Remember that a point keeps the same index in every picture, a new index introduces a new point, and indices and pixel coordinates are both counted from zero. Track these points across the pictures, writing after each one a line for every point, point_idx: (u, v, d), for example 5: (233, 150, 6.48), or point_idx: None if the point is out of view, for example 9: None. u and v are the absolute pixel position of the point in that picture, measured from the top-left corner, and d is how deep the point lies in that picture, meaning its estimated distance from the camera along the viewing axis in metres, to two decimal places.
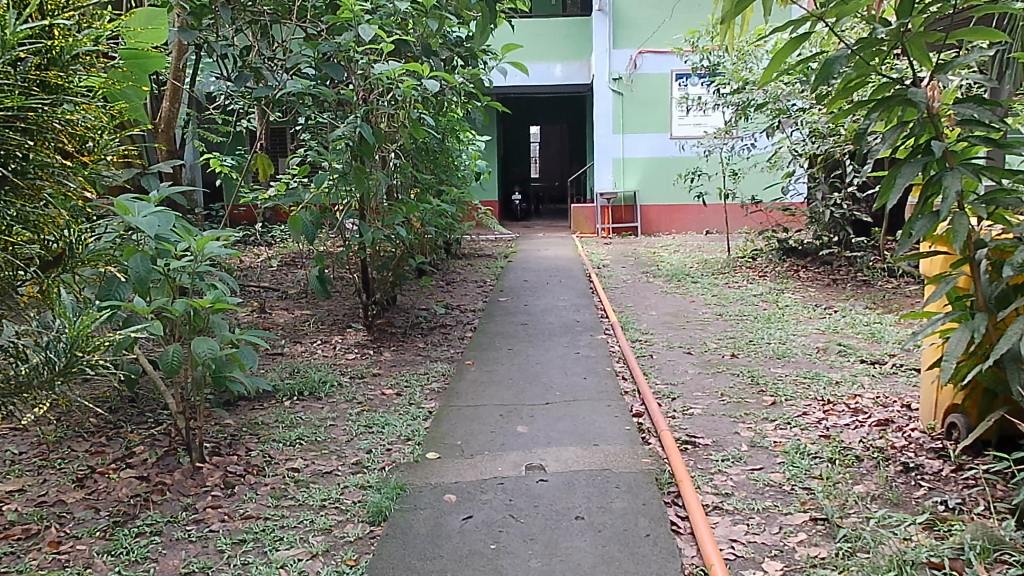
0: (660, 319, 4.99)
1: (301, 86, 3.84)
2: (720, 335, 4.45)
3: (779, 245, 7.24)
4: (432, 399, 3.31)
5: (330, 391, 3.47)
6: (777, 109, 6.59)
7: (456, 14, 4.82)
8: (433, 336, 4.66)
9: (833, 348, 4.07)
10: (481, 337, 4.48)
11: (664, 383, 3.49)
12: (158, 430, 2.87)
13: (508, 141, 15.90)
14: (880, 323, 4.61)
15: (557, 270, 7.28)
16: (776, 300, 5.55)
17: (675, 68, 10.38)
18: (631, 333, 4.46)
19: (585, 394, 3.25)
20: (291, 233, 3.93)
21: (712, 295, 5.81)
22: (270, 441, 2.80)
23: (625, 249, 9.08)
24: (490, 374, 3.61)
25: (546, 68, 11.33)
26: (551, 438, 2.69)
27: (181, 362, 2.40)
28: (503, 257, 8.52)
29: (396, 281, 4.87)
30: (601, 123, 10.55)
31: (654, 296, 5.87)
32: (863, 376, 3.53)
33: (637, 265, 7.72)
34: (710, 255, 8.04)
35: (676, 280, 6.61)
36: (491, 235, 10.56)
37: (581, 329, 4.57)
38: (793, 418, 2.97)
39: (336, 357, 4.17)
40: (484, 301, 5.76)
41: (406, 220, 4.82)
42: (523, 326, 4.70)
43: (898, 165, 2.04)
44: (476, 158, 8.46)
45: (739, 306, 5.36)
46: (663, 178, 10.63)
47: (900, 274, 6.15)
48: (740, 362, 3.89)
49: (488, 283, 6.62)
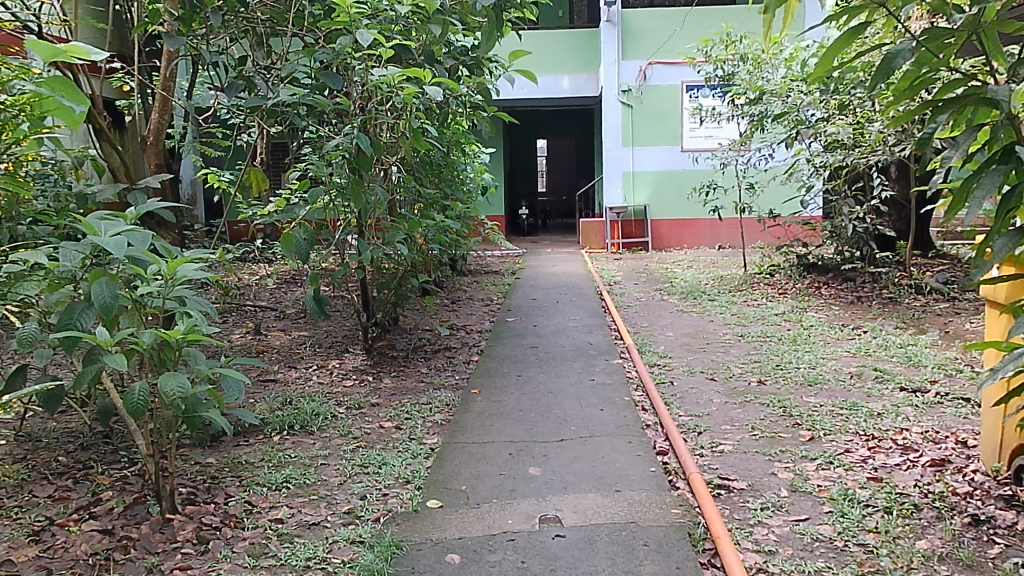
0: (678, 341, 4.70)
1: (294, 96, 3.58)
2: (744, 359, 4.16)
3: (799, 260, 6.93)
4: (434, 434, 3.02)
5: (323, 424, 3.19)
6: (797, 119, 6.38)
7: (461, 19, 4.57)
8: (437, 360, 4.37)
9: (868, 373, 3.77)
10: (488, 362, 4.20)
11: (688, 415, 3.20)
12: (130, 472, 2.59)
13: (515, 156, 15.65)
14: (915, 345, 4.32)
15: (566, 288, 7.00)
16: (800, 320, 5.25)
17: (687, 79, 10.14)
18: (649, 357, 4.17)
19: (602, 428, 2.96)
20: (283, 250, 3.66)
21: (731, 314, 5.52)
22: (253, 485, 2.51)
23: (636, 265, 8.80)
24: (499, 405, 3.32)
25: (554, 80, 11.11)
26: (568, 483, 2.40)
27: (149, 401, 2.12)
28: (510, 274, 8.24)
29: (398, 301, 4.60)
30: (611, 136, 10.30)
31: (669, 315, 5.58)
32: (906, 407, 3.23)
33: (649, 282, 7.43)
34: (726, 271, 7.74)
35: (691, 297, 6.32)
36: (498, 251, 10.29)
37: (595, 352, 4.28)
38: (836, 457, 2.67)
39: (332, 384, 3.88)
40: (490, 321, 5.48)
41: (408, 237, 4.55)
42: (533, 349, 4.41)
43: (976, 172, 1.73)
44: (482, 171, 8.21)
45: (762, 326, 5.06)
46: (675, 192, 10.35)
47: (928, 292, 5.87)
48: (769, 389, 3.59)
49: (495, 302, 6.35)
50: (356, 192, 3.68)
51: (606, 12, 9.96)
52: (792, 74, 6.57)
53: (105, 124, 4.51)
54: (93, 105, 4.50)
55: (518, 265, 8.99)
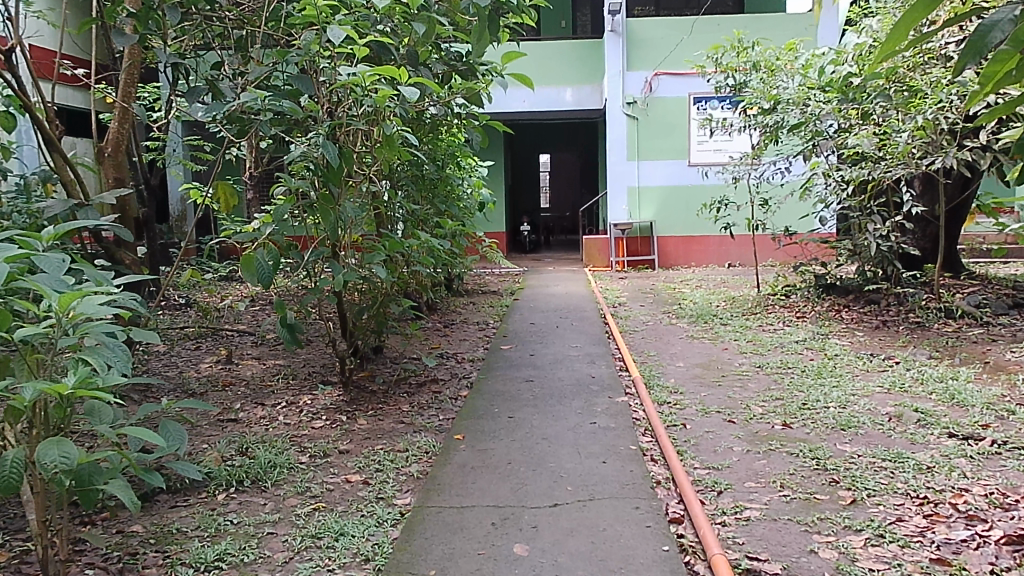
0: (690, 372, 4.25)
1: (258, 100, 3.14)
2: (765, 395, 3.70)
3: (816, 281, 6.48)
4: (407, 493, 2.57)
5: (279, 479, 2.74)
6: (815, 131, 6.09)
7: (451, 18, 4.16)
8: (420, 396, 3.92)
9: (909, 415, 3.32)
10: (477, 399, 3.75)
11: (705, 469, 2.73)
12: (32, 549, 2.14)
13: (517, 170, 15.29)
14: (956, 380, 3.86)
15: (568, 310, 6.56)
16: (822, 348, 4.79)
17: (695, 91, 9.73)
18: (658, 394, 3.72)
19: (603, 488, 2.50)
20: (244, 274, 3.22)
21: (746, 341, 5.06)
22: (177, 566, 2.05)
23: (642, 285, 8.36)
24: (485, 455, 2.87)
25: (556, 92, 10.69)
26: (561, 569, 1.94)
27: (26, 474, 1.67)
28: (509, 294, 7.82)
29: (379, 328, 4.12)
30: (615, 150, 9.87)
31: (679, 342, 5.13)
32: (959, 459, 2.77)
33: (657, 303, 6.97)
34: (737, 292, 7.30)
35: (701, 321, 5.87)
36: (497, 269, 9.86)
37: (598, 387, 3.82)
38: (887, 527, 2.22)
39: (299, 426, 3.44)
40: (484, 349, 5.04)
41: (390, 257, 4.12)
42: (528, 383, 3.96)
43: None
44: (479, 186, 7.80)
45: (781, 355, 4.61)
46: (682, 208, 9.92)
47: (959, 316, 5.42)
48: (797, 434, 3.12)
49: (491, 327, 5.91)
50: (327, 209, 3.24)
51: (610, 21, 9.56)
52: (809, 82, 6.18)
53: (57, 135, 4.11)
54: (46, 115, 4.10)
55: (518, 285, 8.56)
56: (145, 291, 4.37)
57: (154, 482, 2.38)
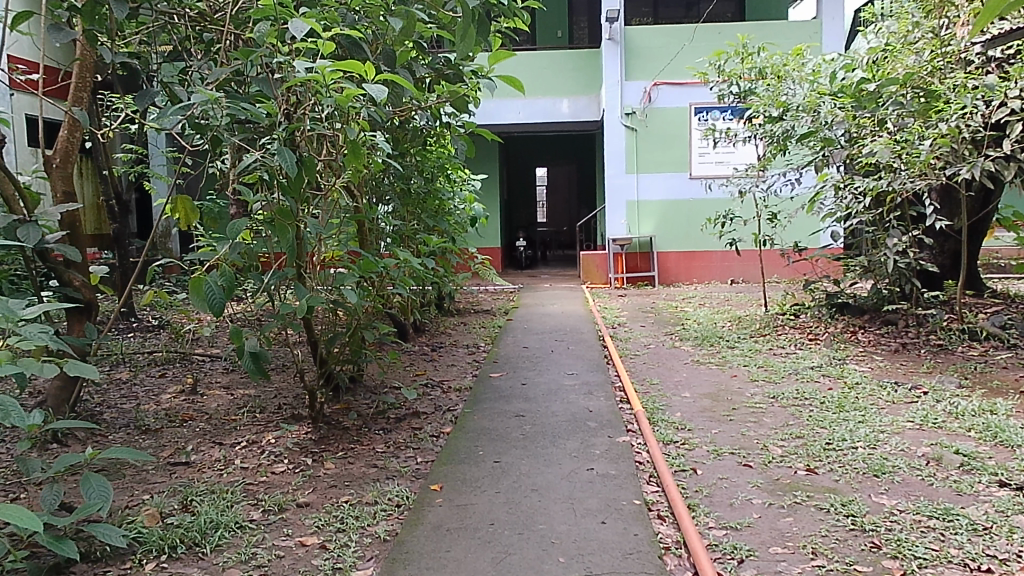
0: (697, 404, 3.84)
1: (208, 103, 2.75)
2: (784, 433, 3.31)
3: (828, 300, 6.08)
4: (369, 564, 2.16)
5: (223, 541, 2.34)
6: (824, 139, 5.71)
7: (433, 15, 3.79)
8: (398, 433, 3.52)
9: (950, 459, 2.92)
10: (460, 438, 3.34)
11: (721, 529, 2.33)
12: None
13: (513, 184, 14.91)
14: (995, 414, 3.47)
15: (564, 332, 6.16)
16: (840, 374, 4.39)
17: (696, 100, 9.38)
18: (663, 432, 3.31)
19: (602, 559, 2.09)
20: (192, 300, 2.84)
21: (757, 366, 4.67)
22: None
23: (643, 303, 7.98)
24: (464, 512, 2.46)
25: (551, 103, 10.36)
26: None
27: None
28: (503, 314, 7.43)
29: (354, 357, 3.72)
30: (614, 162, 9.51)
31: (684, 367, 4.73)
32: (1018, 515, 2.37)
33: (658, 323, 6.56)
34: (743, 311, 6.91)
35: (707, 343, 5.47)
36: (491, 287, 9.48)
37: (595, 424, 3.41)
38: None
39: (257, 471, 3.03)
40: (472, 376, 4.64)
41: (365, 278, 3.72)
42: (519, 418, 3.56)
43: None
44: (471, 201, 7.41)
45: (797, 384, 4.21)
46: (683, 222, 9.54)
47: (985, 339, 5.03)
48: (824, 483, 2.72)
49: (481, 350, 5.51)
50: (284, 226, 2.82)
51: (608, 29, 9.25)
52: (820, 88, 5.83)
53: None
54: None
55: (512, 304, 8.17)
56: (97, 317, 3.96)
57: (65, 554, 2.01)
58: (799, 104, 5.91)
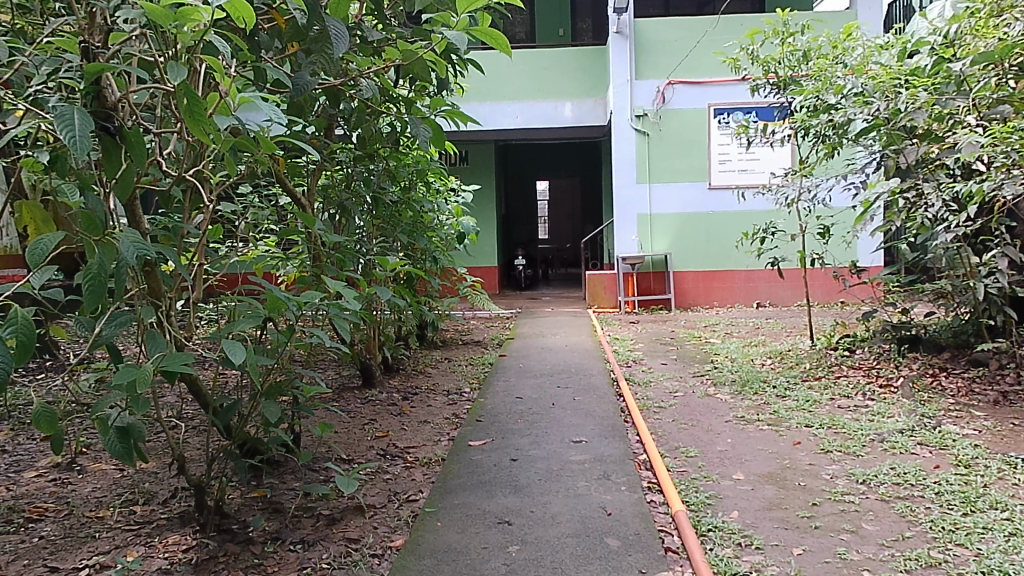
0: (759, 497, 2.69)
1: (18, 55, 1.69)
2: (907, 561, 2.14)
3: (894, 332, 4.93)
4: None
5: None
6: (891, 135, 4.59)
7: None
8: (322, 550, 2.37)
9: None
10: (408, 567, 2.19)
11: None
12: None
13: (512, 198, 13.81)
14: None
15: (570, 375, 5.00)
16: (944, 443, 3.23)
17: (715, 101, 8.28)
18: (721, 562, 2.14)
19: None
20: None
21: (826, 429, 3.51)
22: None
23: (659, 331, 6.88)
24: None
25: (553, 108, 9.28)
26: None
27: None
28: (496, 347, 6.28)
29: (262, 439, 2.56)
30: (623, 171, 8.42)
31: (727, 429, 3.56)
32: None
33: (682, 359, 5.42)
34: (783, 344, 5.75)
35: (749, 391, 4.32)
36: (485, 313, 8.36)
37: (618, 545, 2.25)
38: None
39: None
40: (445, 445, 3.48)
41: (279, 325, 2.57)
42: (502, 531, 2.40)
43: None
44: (459, 215, 6.24)
45: (892, 460, 3.04)
46: (702, 238, 8.42)
47: None
48: None
49: (464, 401, 4.36)
50: (90, 245, 1.60)
51: (616, 21, 8.20)
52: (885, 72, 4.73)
53: None
54: None
55: (508, 333, 7.05)
56: None
57: None
58: (859, 89, 4.77)
